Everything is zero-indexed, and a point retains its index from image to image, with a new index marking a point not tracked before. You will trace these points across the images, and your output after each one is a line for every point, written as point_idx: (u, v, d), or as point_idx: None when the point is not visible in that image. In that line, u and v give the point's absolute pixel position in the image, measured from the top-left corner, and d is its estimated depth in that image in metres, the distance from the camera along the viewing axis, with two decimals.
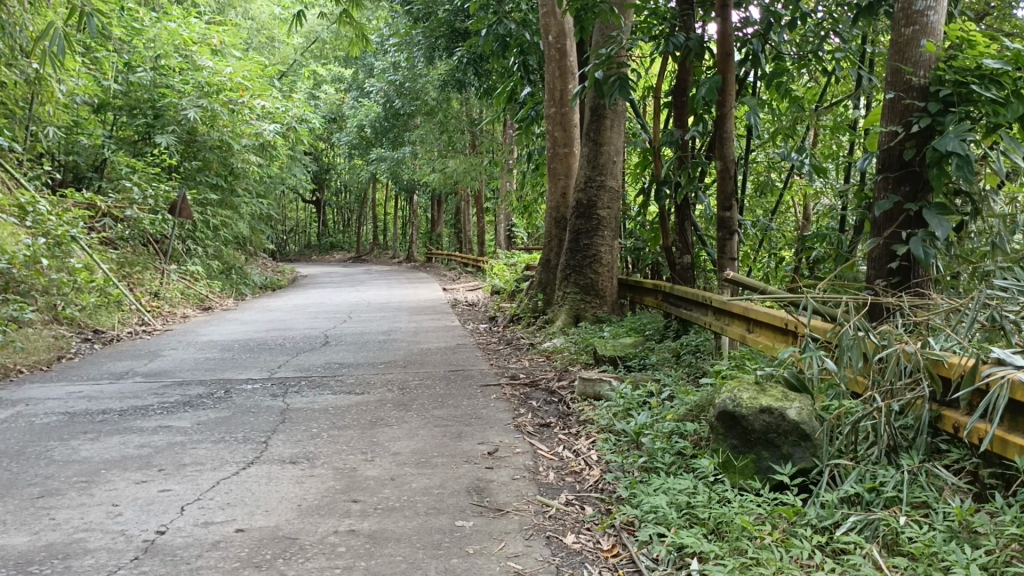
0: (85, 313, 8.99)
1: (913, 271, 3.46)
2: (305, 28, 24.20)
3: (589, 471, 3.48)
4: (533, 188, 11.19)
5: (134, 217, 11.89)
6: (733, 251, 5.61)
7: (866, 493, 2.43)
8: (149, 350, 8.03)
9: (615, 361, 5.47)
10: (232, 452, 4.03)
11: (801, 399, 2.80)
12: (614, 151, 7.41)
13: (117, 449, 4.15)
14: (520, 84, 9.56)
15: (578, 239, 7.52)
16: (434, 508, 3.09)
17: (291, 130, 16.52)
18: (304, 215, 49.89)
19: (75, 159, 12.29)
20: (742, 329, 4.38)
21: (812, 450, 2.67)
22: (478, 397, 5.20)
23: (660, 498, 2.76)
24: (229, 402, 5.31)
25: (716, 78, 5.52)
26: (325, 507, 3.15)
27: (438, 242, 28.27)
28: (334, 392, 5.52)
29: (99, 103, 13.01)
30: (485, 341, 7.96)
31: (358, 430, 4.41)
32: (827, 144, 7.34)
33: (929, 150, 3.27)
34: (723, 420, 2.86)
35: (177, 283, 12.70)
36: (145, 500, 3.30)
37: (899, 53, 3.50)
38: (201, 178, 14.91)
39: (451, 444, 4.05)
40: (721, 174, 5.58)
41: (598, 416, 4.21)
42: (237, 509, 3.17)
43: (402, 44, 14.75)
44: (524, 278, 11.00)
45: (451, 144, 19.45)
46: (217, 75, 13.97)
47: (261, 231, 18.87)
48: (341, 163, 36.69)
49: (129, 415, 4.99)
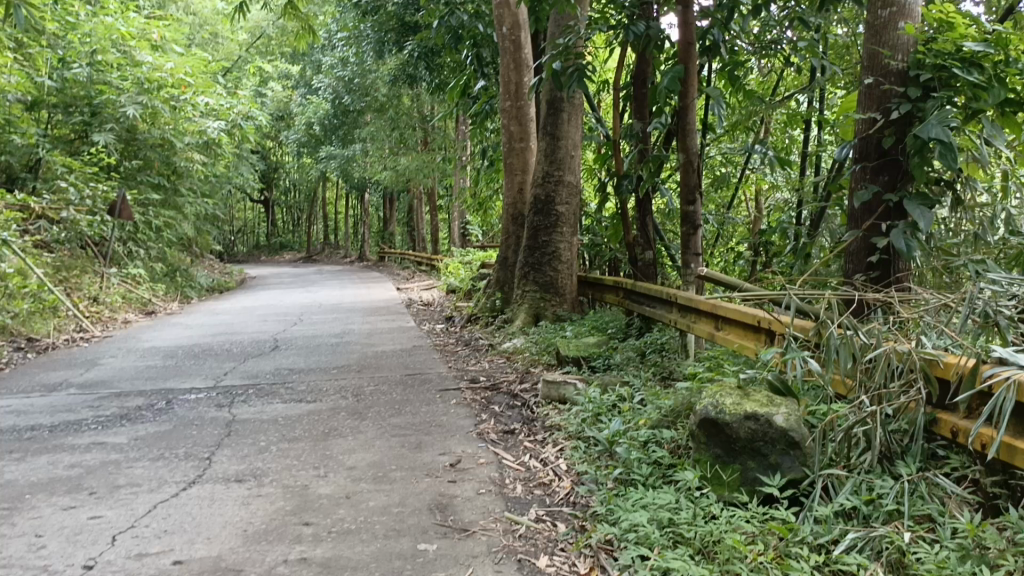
0: (18, 320, 8.51)
1: (894, 264, 3.31)
2: (249, 23, 23.65)
3: (560, 483, 3.27)
4: (488, 185, 10.95)
5: (70, 219, 11.39)
6: (697, 246, 5.39)
7: (864, 506, 2.25)
8: (86, 359, 7.61)
9: (579, 362, 5.26)
10: (172, 471, 3.72)
11: (787, 404, 2.62)
12: (572, 145, 7.21)
13: (45, 470, 3.81)
14: (472, 78, 9.32)
15: (536, 236, 7.31)
16: (394, 529, 2.85)
17: (236, 127, 16.08)
18: (253, 215, 48.88)
19: (7, 160, 11.76)
20: (711, 327, 4.21)
21: (802, 460, 2.48)
22: (437, 403, 4.94)
23: (641, 514, 2.55)
24: (171, 414, 4.98)
25: (678, 68, 5.30)
26: (273, 532, 2.88)
27: (391, 240, 27.84)
28: (284, 401, 5.22)
29: (32, 101, 12.42)
30: (442, 342, 7.69)
31: (310, 443, 4.13)
32: (784, 137, 7.26)
33: (910, 137, 3.11)
34: (704, 428, 2.66)
35: (118, 287, 12.16)
36: (73, 529, 2.99)
37: (875, 36, 3.36)
38: (143, 177, 14.35)
39: (410, 455, 3.80)
40: (685, 167, 5.38)
41: (566, 422, 3.99)
42: (175, 537, 2.88)
43: (351, 38, 14.40)
44: (480, 278, 10.75)
45: (402, 141, 18.99)
46: (156, 71, 13.51)
47: (207, 231, 18.28)
48: (288, 161, 36.02)
49: (60, 431, 4.63)
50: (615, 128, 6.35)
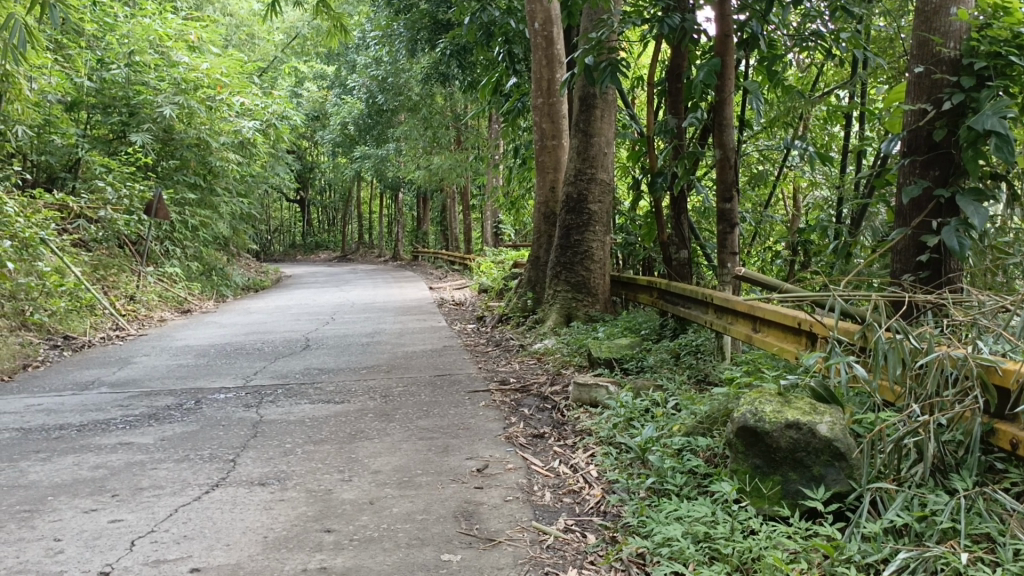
0: (55, 318, 8.60)
1: (944, 264, 3.14)
2: (284, 23, 23.81)
3: (590, 491, 3.15)
4: (520, 184, 10.84)
5: (108, 218, 11.53)
6: (734, 245, 5.17)
7: (916, 523, 2.10)
8: (120, 357, 7.64)
9: (611, 364, 5.10)
10: (195, 473, 3.66)
11: (832, 412, 2.47)
12: (605, 142, 7.07)
13: (69, 471, 3.77)
14: (505, 75, 9.22)
15: (568, 235, 7.18)
16: (417, 538, 2.74)
17: (271, 127, 16.17)
18: (289, 215, 49.40)
19: (47, 160, 11.92)
20: (748, 329, 4.06)
21: (848, 472, 2.33)
22: (466, 406, 4.84)
23: (675, 527, 2.41)
24: (198, 414, 4.94)
25: (714, 61, 5.14)
26: (294, 540, 2.79)
27: (424, 240, 27.86)
28: (312, 402, 5.16)
29: (71, 101, 12.54)
30: (473, 342, 7.59)
31: (335, 445, 4.05)
32: (824, 133, 7.05)
33: (962, 129, 2.93)
34: (742, 436, 2.53)
35: (154, 285, 12.25)
36: (92, 533, 2.93)
37: (925, 23, 3.19)
38: (179, 177, 14.45)
39: (437, 460, 3.70)
40: (721, 164, 5.18)
41: (597, 427, 3.86)
42: (194, 542, 2.81)
43: (384, 37, 14.39)
44: (512, 277, 10.65)
45: (436, 140, 18.95)
46: (193, 72, 13.62)
47: (243, 231, 18.41)
48: (323, 161, 36.27)
49: (89, 431, 4.61)
50: (649, 125, 6.20)
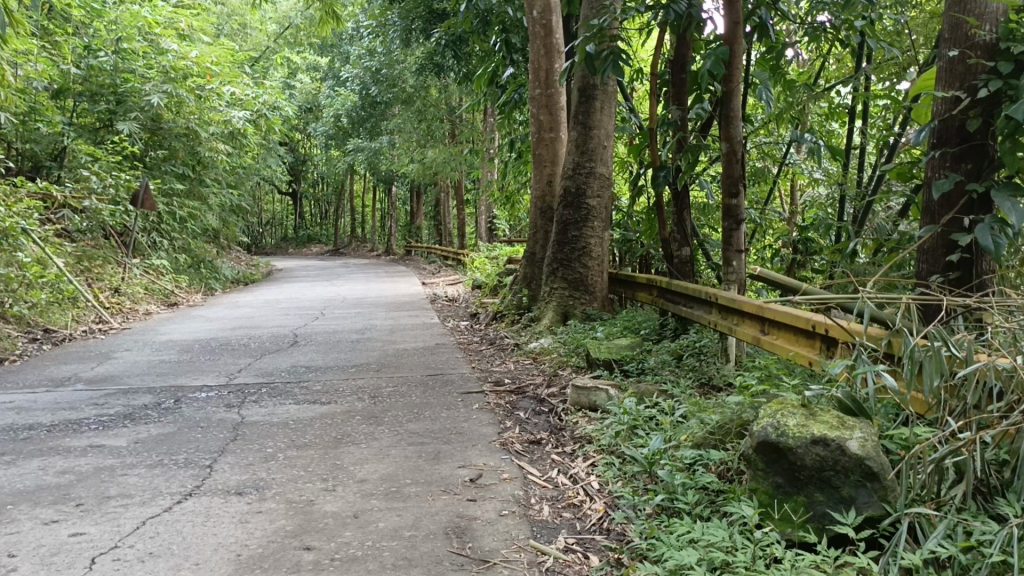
0: (35, 311, 8.33)
1: (976, 264, 2.95)
2: (277, 13, 23.51)
3: (592, 506, 2.93)
4: (515, 178, 10.60)
5: (92, 208, 11.25)
6: (739, 243, 4.94)
7: (961, 554, 1.87)
8: (100, 352, 7.38)
9: (610, 365, 4.87)
10: (168, 481, 3.42)
11: (862, 427, 2.26)
12: (604, 135, 6.85)
13: (32, 477, 3.52)
14: (501, 65, 8.96)
15: (566, 230, 6.95)
16: (405, 559, 2.51)
17: (262, 117, 15.90)
18: (281, 208, 49.04)
19: (32, 149, 11.61)
20: (756, 331, 3.83)
21: (881, 494, 2.12)
22: (458, 408, 4.61)
23: (688, 552, 2.18)
24: (177, 415, 4.70)
25: (722, 49, 4.85)
26: (270, 559, 2.56)
27: (417, 234, 27.58)
28: (297, 402, 4.92)
29: (57, 89, 12.25)
30: (466, 340, 7.35)
31: (319, 451, 3.82)
32: (826, 128, 6.84)
33: (1001, 117, 2.73)
34: (763, 453, 2.31)
35: (141, 278, 11.97)
36: (50, 549, 2.69)
37: (958, 4, 3.00)
38: (167, 167, 14.12)
39: (427, 468, 3.47)
40: (727, 157, 4.92)
41: (600, 435, 3.64)
42: (160, 561, 2.57)
43: (377, 27, 14.11)
44: (507, 273, 10.42)
45: (429, 133, 18.66)
46: (182, 60, 13.35)
47: (233, 223, 18.10)
48: (316, 153, 35.92)
49: (59, 432, 4.36)
50: (650, 116, 5.96)
